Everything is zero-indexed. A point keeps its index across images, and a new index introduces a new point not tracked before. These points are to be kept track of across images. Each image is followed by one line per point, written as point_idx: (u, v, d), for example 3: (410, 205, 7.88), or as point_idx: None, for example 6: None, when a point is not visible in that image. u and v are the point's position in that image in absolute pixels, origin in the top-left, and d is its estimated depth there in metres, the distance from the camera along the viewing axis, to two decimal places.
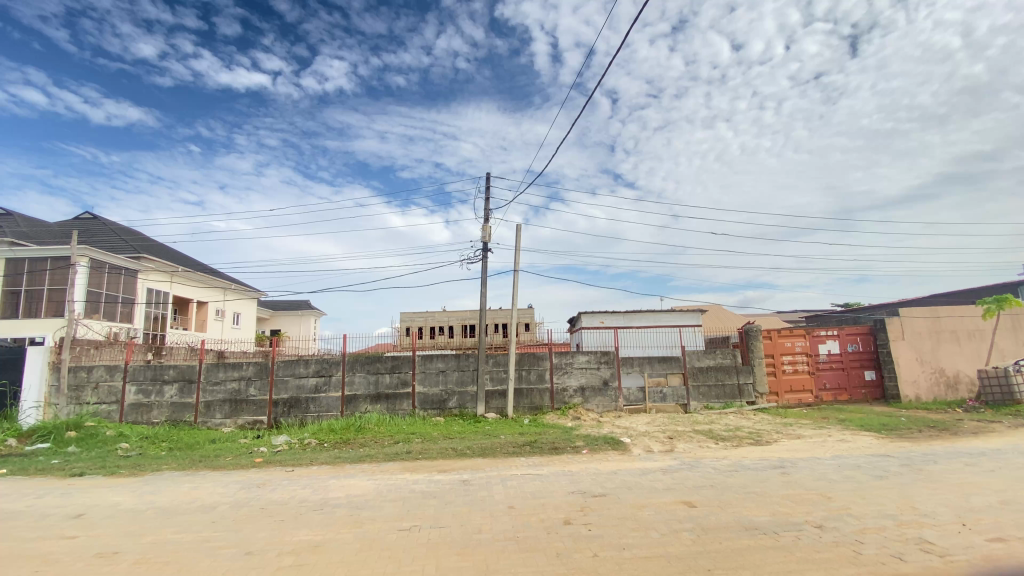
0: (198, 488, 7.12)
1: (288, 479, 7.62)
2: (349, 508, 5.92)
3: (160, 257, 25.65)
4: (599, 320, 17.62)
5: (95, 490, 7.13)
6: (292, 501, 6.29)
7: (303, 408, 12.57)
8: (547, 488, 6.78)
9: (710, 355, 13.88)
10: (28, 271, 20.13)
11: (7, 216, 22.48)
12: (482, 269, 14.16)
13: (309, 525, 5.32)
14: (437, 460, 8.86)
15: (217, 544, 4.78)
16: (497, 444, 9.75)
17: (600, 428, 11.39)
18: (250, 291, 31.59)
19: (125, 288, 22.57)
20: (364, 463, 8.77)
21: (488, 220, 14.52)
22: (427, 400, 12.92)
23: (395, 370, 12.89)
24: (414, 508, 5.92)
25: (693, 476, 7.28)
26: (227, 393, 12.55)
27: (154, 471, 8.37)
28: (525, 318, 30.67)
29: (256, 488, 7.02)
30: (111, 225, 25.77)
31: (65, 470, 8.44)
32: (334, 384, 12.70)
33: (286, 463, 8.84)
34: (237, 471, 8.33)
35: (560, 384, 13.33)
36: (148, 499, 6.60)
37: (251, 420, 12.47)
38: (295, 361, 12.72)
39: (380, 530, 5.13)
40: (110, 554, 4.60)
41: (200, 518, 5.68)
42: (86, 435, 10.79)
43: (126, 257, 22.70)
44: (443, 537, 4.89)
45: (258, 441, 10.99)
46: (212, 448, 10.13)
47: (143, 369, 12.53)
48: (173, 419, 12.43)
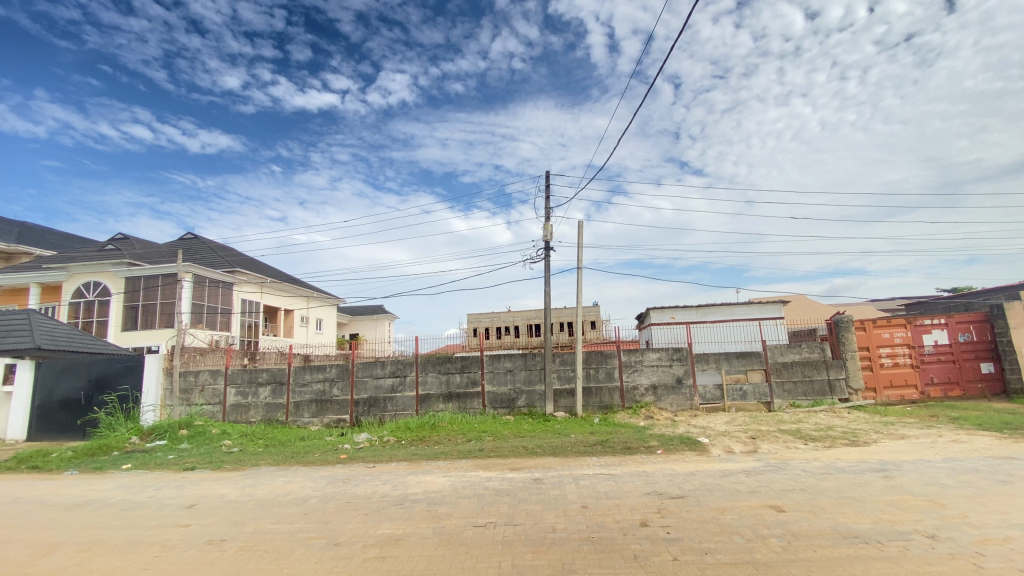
0: (291, 482, 7.71)
1: (370, 474, 8.05)
2: (427, 503, 6.13)
3: (252, 269, 28.02)
4: (670, 315, 16.98)
5: (204, 483, 7.91)
6: (374, 495, 6.62)
7: (381, 407, 13.20)
8: (621, 488, 6.64)
9: (795, 349, 12.95)
10: (144, 287, 22.79)
11: (126, 240, 25.55)
12: (545, 268, 14.12)
13: (391, 519, 5.57)
14: (509, 458, 8.94)
15: (311, 535, 5.13)
16: (567, 443, 9.70)
17: (674, 428, 10.98)
18: (330, 297, 33.68)
19: (223, 299, 24.91)
20: (440, 460, 9.04)
21: (550, 218, 14.41)
22: (496, 399, 13.09)
23: (465, 370, 13.18)
24: (488, 506, 6.00)
25: (779, 478, 6.81)
26: (313, 394, 13.45)
27: (252, 466, 9.17)
28: (591, 315, 30.23)
29: (343, 482, 7.47)
30: (210, 243, 28.53)
31: (179, 464, 9.46)
32: (408, 383, 13.23)
33: (367, 459, 9.33)
34: (324, 467, 8.89)
35: (630, 382, 13.00)
36: (249, 491, 7.23)
37: (335, 418, 13.27)
38: (373, 363, 13.38)
39: (457, 526, 5.25)
40: (219, 541, 5.08)
41: (293, 510, 6.12)
42: (195, 433, 12.03)
43: (222, 271, 25.03)
44: (519, 535, 4.91)
45: (342, 438, 11.72)
46: (302, 445, 10.92)
47: (241, 372, 13.74)
48: (268, 418, 13.51)
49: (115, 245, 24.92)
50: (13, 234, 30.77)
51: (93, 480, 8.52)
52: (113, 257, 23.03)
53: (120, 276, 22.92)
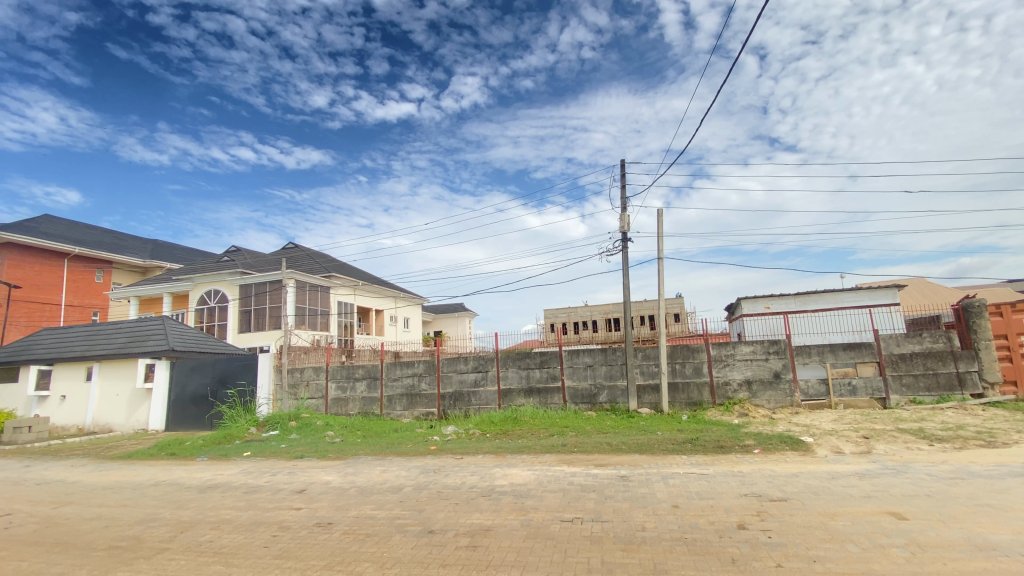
0: (387, 471, 8.22)
1: (459, 465, 8.35)
2: (514, 496, 6.23)
3: (345, 274, 30.12)
4: (764, 305, 15.83)
5: (311, 470, 8.67)
6: (463, 486, 6.86)
7: (466, 401, 13.62)
8: (716, 488, 6.30)
9: (914, 339, 11.53)
10: (254, 293, 25.37)
11: (238, 252, 28.55)
12: (624, 260, 13.75)
13: (480, 510, 5.73)
14: (593, 454, 8.86)
15: (406, 521, 5.42)
16: (654, 440, 9.38)
17: (773, 426, 10.23)
18: (415, 297, 35.31)
19: (320, 301, 27.02)
20: (524, 453, 9.17)
21: (627, 208, 13.99)
22: (578, 395, 13.00)
23: (545, 365, 13.22)
24: (574, 501, 5.97)
25: (900, 483, 6.10)
26: (404, 388, 14.19)
27: (353, 455, 9.91)
28: (674, 308, 28.99)
29: (433, 473, 7.82)
30: (308, 251, 31.08)
31: (291, 453, 10.45)
32: (490, 378, 13.53)
33: (455, 451, 9.68)
34: (416, 457, 9.38)
35: (721, 377, 12.30)
36: (350, 478, 7.81)
37: (424, 412, 13.90)
38: (456, 359, 13.85)
39: (545, 520, 5.29)
40: (326, 523, 5.53)
41: (390, 497, 6.51)
42: (303, 425, 13.21)
43: (319, 276, 27.16)
44: (607, 532, 4.85)
45: (431, 431, 12.27)
46: (396, 437, 11.58)
47: (339, 369, 14.84)
48: (364, 411, 14.46)
49: (230, 257, 27.94)
50: (149, 251, 35.66)
51: (221, 466, 9.66)
52: (228, 268, 25.86)
53: (234, 284, 25.69)
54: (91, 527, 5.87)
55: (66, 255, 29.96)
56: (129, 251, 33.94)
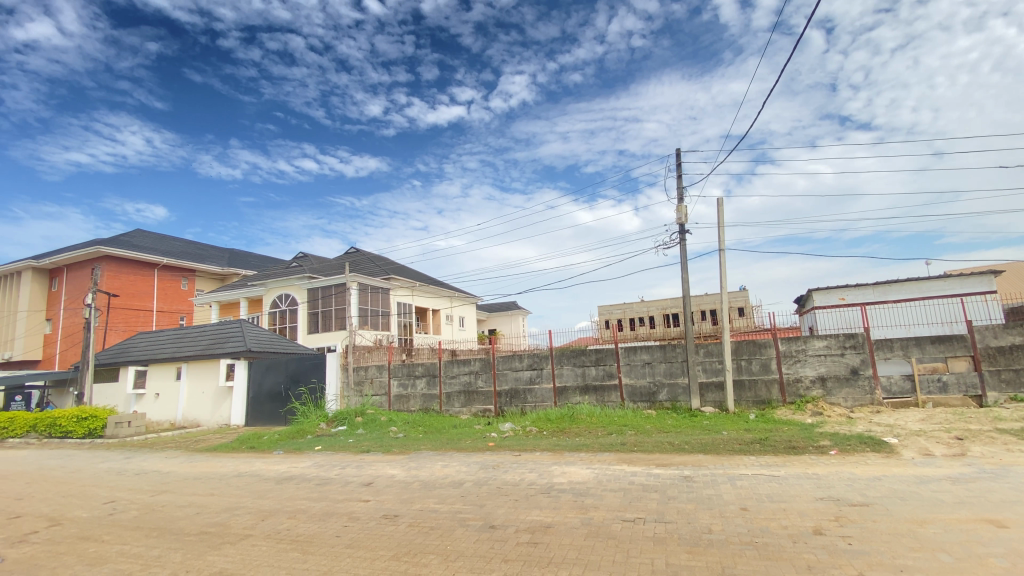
0: (447, 466, 8.43)
1: (518, 462, 8.42)
2: (574, 494, 6.20)
3: (402, 275, 31.14)
4: (838, 296, 14.79)
5: (377, 464, 9.05)
6: (522, 483, 6.91)
7: (522, 398, 13.70)
8: (787, 491, 5.96)
9: (1016, 330, 10.37)
10: (321, 296, 26.79)
11: (305, 257, 30.24)
12: (682, 253, 13.30)
13: (540, 507, 5.75)
14: (654, 454, 8.65)
15: (468, 516, 5.54)
16: (719, 440, 9.02)
17: (851, 426, 9.54)
18: (469, 296, 35.90)
19: (381, 302, 28.10)
20: (582, 451, 9.10)
21: (684, 199, 13.52)
22: (636, 393, 12.73)
23: (601, 362, 13.05)
24: (636, 501, 5.86)
25: (1001, 488, 5.51)
26: (461, 385, 14.48)
27: (415, 450, 10.26)
28: (738, 301, 27.67)
29: (492, 468, 7.94)
30: (368, 255, 32.38)
31: (358, 447, 10.97)
32: (545, 376, 13.53)
33: (513, 448, 9.76)
34: (475, 453, 9.55)
35: (792, 374, 11.62)
36: (413, 472, 8.09)
37: (482, 408, 14.12)
38: (511, 356, 13.97)
39: (605, 519, 5.23)
40: (392, 516, 5.76)
41: (452, 491, 6.67)
42: (368, 420, 13.82)
43: (379, 278, 28.23)
44: (671, 533, 4.73)
45: (490, 427, 12.45)
46: (455, 433, 11.85)
47: (401, 366, 15.37)
48: (425, 407, 14.89)
49: (297, 262, 29.67)
50: (226, 259, 38.53)
51: (295, 459, 10.30)
52: (296, 273, 27.46)
53: (303, 288, 27.26)
54: (183, 514, 6.44)
55: (156, 266, 32.96)
56: (209, 260, 36.82)
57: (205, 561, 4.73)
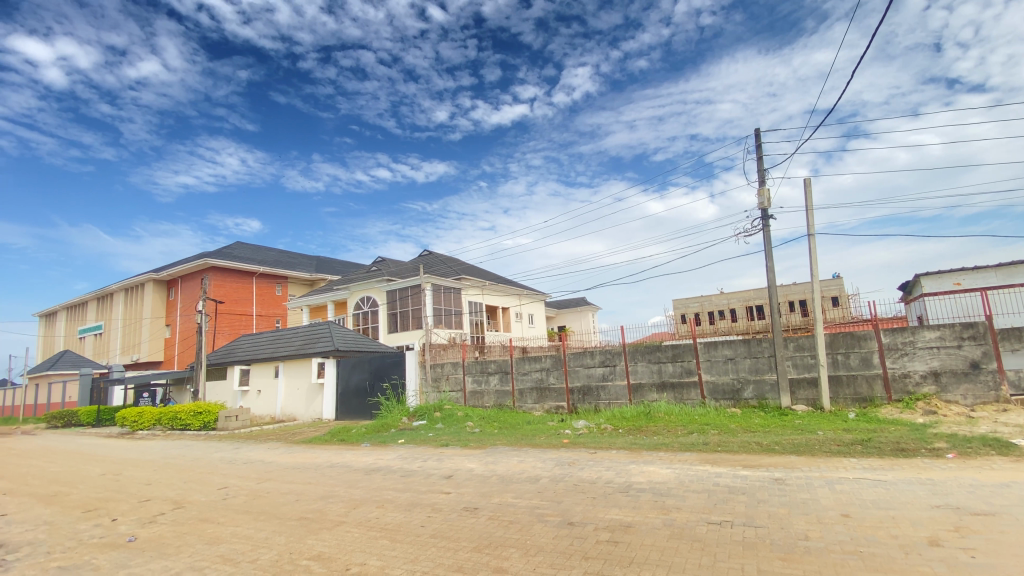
0: (524, 461, 8.54)
1: (593, 459, 8.36)
2: (654, 494, 6.03)
3: (473, 275, 31.88)
4: (952, 282, 13.16)
5: (456, 458, 9.37)
6: (600, 481, 6.83)
7: (596, 395, 13.53)
8: (896, 498, 5.40)
9: None
10: (398, 297, 28.11)
11: (382, 261, 31.87)
12: (765, 240, 12.45)
13: (620, 506, 5.65)
14: (739, 454, 8.20)
15: (546, 512, 5.57)
16: (814, 441, 8.36)
17: (973, 426, 8.48)
18: (538, 294, 36.04)
19: (453, 302, 28.97)
20: (661, 451, 8.82)
21: (765, 183, 12.65)
22: (718, 390, 12.10)
23: (678, 358, 12.57)
24: (721, 503, 5.58)
25: None
26: (533, 381, 14.56)
27: (492, 445, 10.48)
28: (831, 291, 25.48)
29: (568, 465, 7.91)
30: (439, 256, 33.49)
31: (438, 441, 11.38)
32: (619, 373, 13.26)
33: (588, 445, 9.67)
34: (550, 449, 9.59)
35: (898, 369, 10.52)
36: (490, 467, 8.27)
37: (555, 405, 14.11)
38: (583, 353, 13.83)
39: (690, 521, 5.04)
40: (473, 508, 5.92)
41: (529, 487, 6.74)
42: (446, 416, 14.31)
43: (451, 278, 29.11)
44: (762, 538, 4.46)
45: (564, 424, 12.42)
46: (529, 429, 11.95)
47: (474, 364, 15.73)
48: (499, 403, 15.13)
49: (376, 266, 31.35)
50: (313, 266, 41.55)
51: (380, 451, 10.91)
52: (376, 276, 29.01)
53: (382, 290, 28.76)
54: (285, 500, 7.04)
55: (254, 274, 36.24)
56: (298, 267, 39.89)
57: (306, 544, 5.14)
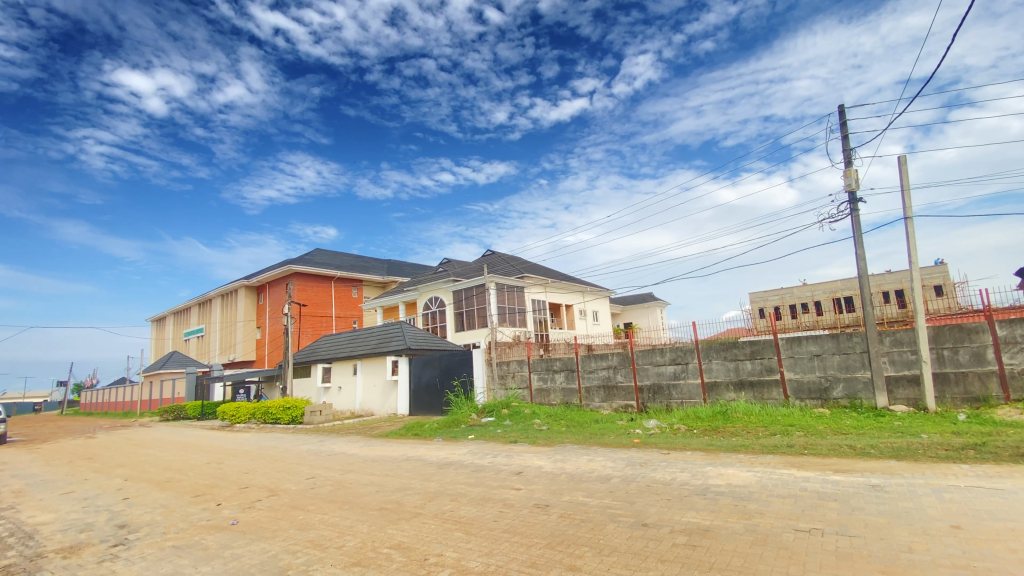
0: (594, 460, 8.43)
1: (667, 460, 8.10)
2: (734, 498, 5.74)
3: (536, 273, 31.96)
4: None
5: (525, 454, 9.45)
6: (674, 482, 6.62)
7: (667, 394, 13.09)
8: (1020, 509, 4.78)
9: None
10: (464, 297, 28.79)
11: (448, 262, 32.77)
12: (853, 226, 11.45)
13: (696, 508, 5.45)
14: (828, 458, 7.61)
15: (619, 512, 5.48)
16: (916, 445, 7.59)
17: None
18: (602, 290, 35.46)
19: (517, 300, 29.23)
20: (740, 453, 8.38)
21: (852, 163, 11.63)
22: (803, 389, 11.30)
23: (757, 355, 11.88)
24: (810, 509, 5.22)
25: None
26: (601, 379, 14.35)
27: (560, 442, 10.47)
28: (933, 279, 22.97)
29: (640, 466, 7.73)
30: (503, 255, 33.89)
31: (506, 438, 11.53)
32: (692, 371, 12.75)
33: (661, 446, 9.38)
34: (620, 449, 9.42)
35: (1018, 366, 9.30)
36: (560, 465, 8.25)
37: (624, 404, 13.82)
38: (652, 350, 13.44)
39: (774, 527, 4.75)
40: (544, 505, 5.95)
41: (600, 486, 6.66)
42: (513, 413, 14.45)
43: (514, 277, 29.37)
44: (857, 549, 4.12)
45: (633, 423, 12.13)
46: (598, 428, 11.79)
47: (540, 361, 15.74)
48: (565, 401, 15.05)
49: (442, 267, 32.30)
50: (384, 270, 43.55)
51: (452, 446, 11.25)
52: (442, 277, 29.89)
53: (448, 290, 29.58)
54: (366, 491, 7.46)
55: (332, 278, 38.60)
56: (371, 270, 42.00)
57: (387, 533, 5.41)
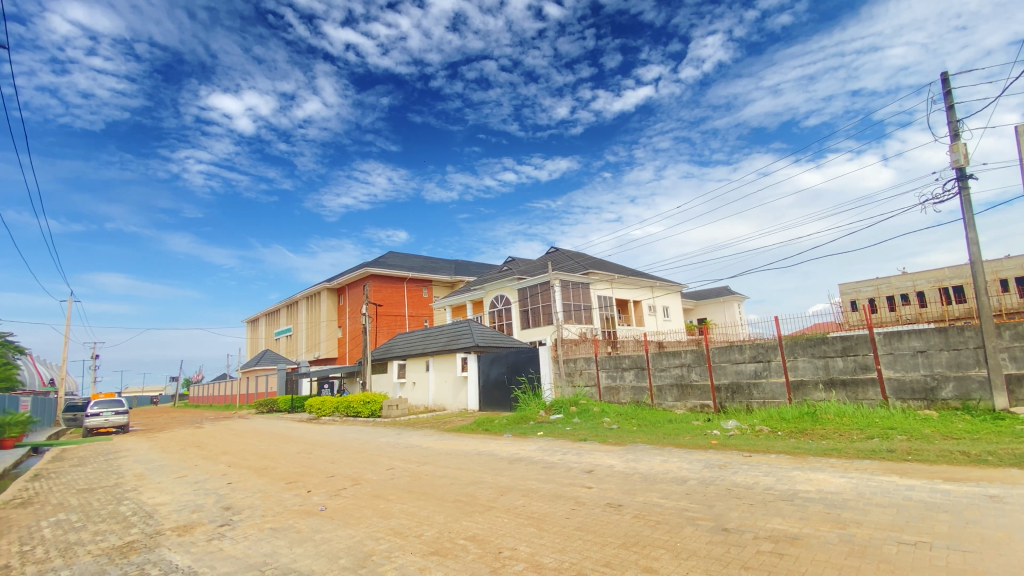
0: (669, 461, 8.18)
1: (748, 464, 7.66)
2: (825, 505, 5.34)
3: (602, 269, 31.47)
4: None
5: (596, 453, 9.36)
6: (757, 486, 6.27)
7: (747, 394, 12.39)
8: None
9: None
10: (529, 294, 28.95)
11: (513, 261, 33.10)
12: (963, 206, 10.20)
13: (783, 515, 5.13)
14: (936, 465, 6.86)
15: (697, 515, 5.28)
16: None
17: None
18: (673, 285, 34.22)
19: (584, 297, 28.94)
20: (831, 457, 7.77)
21: (959, 136, 10.36)
22: (905, 389, 10.26)
23: (849, 352, 10.94)
24: (916, 521, 4.73)
25: None
26: (673, 377, 13.85)
27: (632, 442, 10.25)
28: None
29: (718, 468, 7.41)
30: (568, 252, 33.68)
31: (576, 436, 11.45)
32: (774, 369, 12.00)
33: (742, 448, 8.91)
34: (697, 450, 9.07)
35: None
36: (632, 465, 8.08)
37: (699, 403, 13.25)
38: (729, 348, 12.79)
39: (873, 538, 4.37)
40: (617, 505, 5.86)
41: (676, 488, 6.45)
42: (582, 410, 14.34)
43: (580, 274, 29.08)
44: (974, 565, 3.69)
45: (710, 424, 11.60)
46: (672, 428, 11.40)
47: (608, 359, 15.48)
48: (636, 400, 14.66)
49: (508, 266, 32.66)
50: (452, 269, 44.79)
51: (521, 442, 11.38)
52: (508, 276, 30.24)
53: (514, 288, 29.88)
54: (441, 483, 7.74)
55: (404, 279, 40.34)
56: (440, 271, 43.40)
57: (462, 525, 5.57)
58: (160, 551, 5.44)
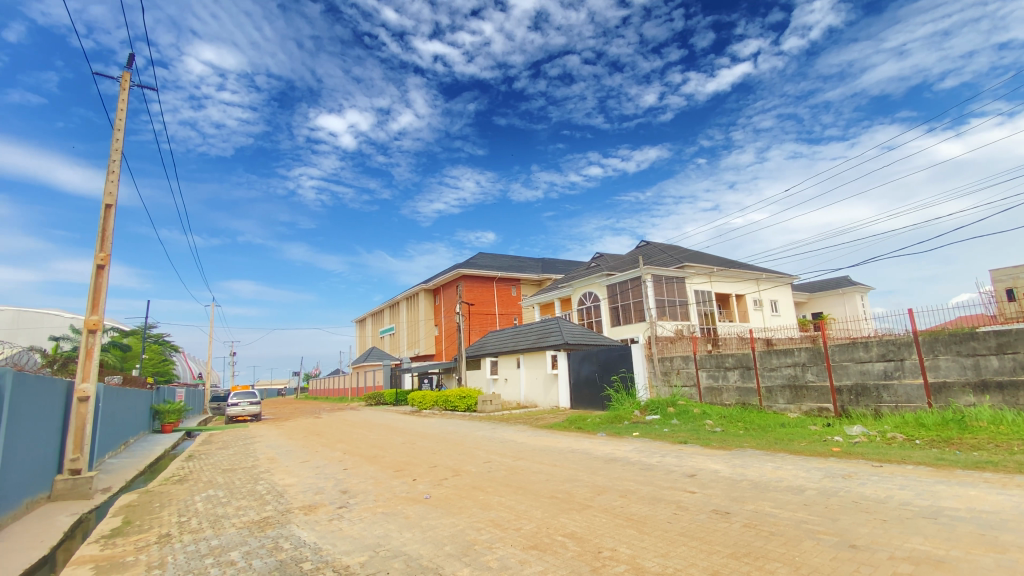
0: (782, 469, 7.57)
1: (878, 475, 6.83)
2: (981, 526, 4.60)
3: (699, 262, 29.85)
4: None
5: (697, 456, 8.91)
6: (891, 501, 5.56)
7: (875, 397, 11.04)
8: None
9: None
10: (620, 291, 28.26)
11: (602, 257, 32.52)
12: None
13: (925, 534, 4.51)
14: None
15: (817, 528, 4.82)
16: None
17: None
18: (781, 277, 31.54)
19: (678, 292, 27.64)
20: (986, 471, 6.67)
21: None
22: None
23: (1007, 350, 9.29)
24: None
25: None
26: (785, 378, 12.74)
27: (738, 447, 9.61)
28: None
29: (843, 478, 6.70)
30: (660, 246, 32.35)
31: (675, 438, 10.98)
32: (909, 369, 10.57)
33: (871, 457, 7.97)
34: (815, 458, 8.27)
35: None
36: (739, 471, 7.58)
37: (816, 407, 12.08)
38: (852, 345, 11.50)
39: None
40: (723, 512, 5.54)
41: (790, 497, 5.94)
42: (682, 411, 13.72)
43: (674, 268, 27.82)
44: None
45: (831, 430, 10.50)
46: (785, 433, 10.48)
47: (708, 357, 14.63)
48: (742, 402, 13.68)
49: (597, 262, 32.14)
50: (540, 268, 45.15)
51: (616, 442, 11.16)
52: (597, 272, 29.78)
53: (603, 285, 29.36)
54: (537, 479, 7.84)
55: (494, 278, 41.46)
56: (529, 270, 43.97)
57: (560, 522, 5.59)
58: (290, 528, 6.12)
